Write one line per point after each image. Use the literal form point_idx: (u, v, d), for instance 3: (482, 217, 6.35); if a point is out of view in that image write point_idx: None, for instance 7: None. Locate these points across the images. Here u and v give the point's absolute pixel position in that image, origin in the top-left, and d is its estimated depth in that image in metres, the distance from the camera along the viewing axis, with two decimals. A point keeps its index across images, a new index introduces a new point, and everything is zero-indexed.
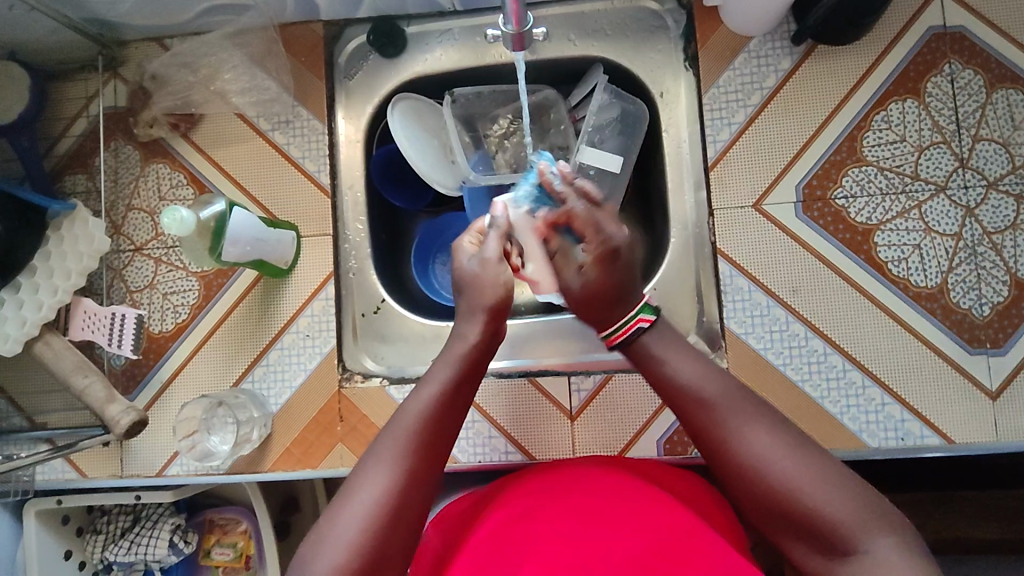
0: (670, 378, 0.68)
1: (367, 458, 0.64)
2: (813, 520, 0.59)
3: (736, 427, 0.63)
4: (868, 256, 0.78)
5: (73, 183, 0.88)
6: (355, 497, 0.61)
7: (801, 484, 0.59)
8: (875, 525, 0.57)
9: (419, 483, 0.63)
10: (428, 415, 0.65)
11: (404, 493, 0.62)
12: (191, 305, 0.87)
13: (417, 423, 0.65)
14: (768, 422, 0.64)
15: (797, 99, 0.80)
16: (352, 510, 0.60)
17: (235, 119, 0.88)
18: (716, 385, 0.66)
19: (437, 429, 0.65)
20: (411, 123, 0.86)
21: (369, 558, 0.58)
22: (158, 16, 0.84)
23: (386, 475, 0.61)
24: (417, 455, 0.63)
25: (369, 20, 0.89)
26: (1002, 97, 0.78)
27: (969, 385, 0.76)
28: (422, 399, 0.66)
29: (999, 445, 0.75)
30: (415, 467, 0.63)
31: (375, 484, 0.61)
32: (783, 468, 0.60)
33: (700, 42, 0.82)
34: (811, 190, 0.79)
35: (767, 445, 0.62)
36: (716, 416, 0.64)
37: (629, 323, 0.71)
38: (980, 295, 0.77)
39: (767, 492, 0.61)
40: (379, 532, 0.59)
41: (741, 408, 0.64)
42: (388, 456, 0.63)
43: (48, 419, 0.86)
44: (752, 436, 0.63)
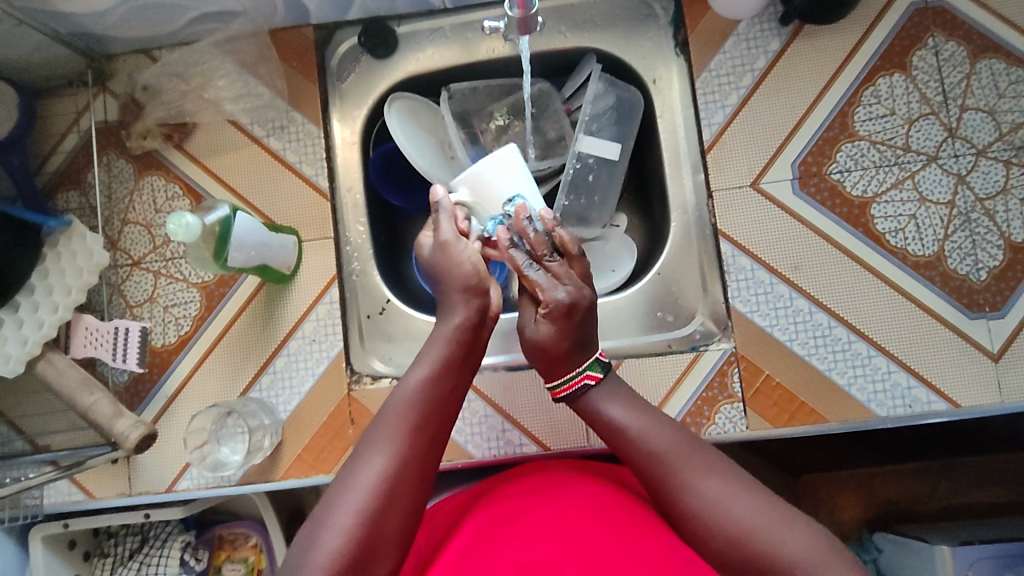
0: (618, 429, 0.66)
1: (363, 443, 0.63)
2: (766, 567, 0.55)
3: (683, 476, 0.61)
4: (866, 228, 0.80)
5: (65, 200, 0.87)
6: (352, 480, 0.60)
7: (753, 530, 0.56)
8: (833, 567, 0.54)
9: (416, 464, 0.62)
10: (421, 396, 0.65)
11: (403, 475, 0.61)
12: (193, 316, 0.86)
13: (411, 405, 0.65)
14: (721, 469, 0.61)
15: (788, 79, 0.82)
16: (349, 494, 0.59)
17: (229, 127, 0.87)
18: (663, 437, 0.64)
19: (431, 410, 0.65)
20: (408, 121, 0.87)
21: (366, 541, 0.57)
22: (147, 27, 0.84)
23: (384, 456, 0.61)
24: (412, 437, 0.63)
25: (359, 22, 0.89)
26: (985, 67, 0.80)
27: (972, 349, 0.77)
28: (414, 381, 0.66)
29: (1005, 406, 0.76)
30: (411, 449, 0.62)
31: (373, 466, 0.60)
32: (733, 514, 0.58)
33: (690, 27, 0.84)
34: (807, 167, 0.81)
35: (716, 490, 0.59)
36: (664, 465, 0.62)
37: (573, 380, 0.70)
38: (976, 261, 0.78)
39: (718, 544, 0.58)
40: (377, 513, 0.58)
41: (694, 460, 0.62)
42: (383, 438, 0.62)
43: (51, 441, 0.84)
44: (705, 486, 0.60)
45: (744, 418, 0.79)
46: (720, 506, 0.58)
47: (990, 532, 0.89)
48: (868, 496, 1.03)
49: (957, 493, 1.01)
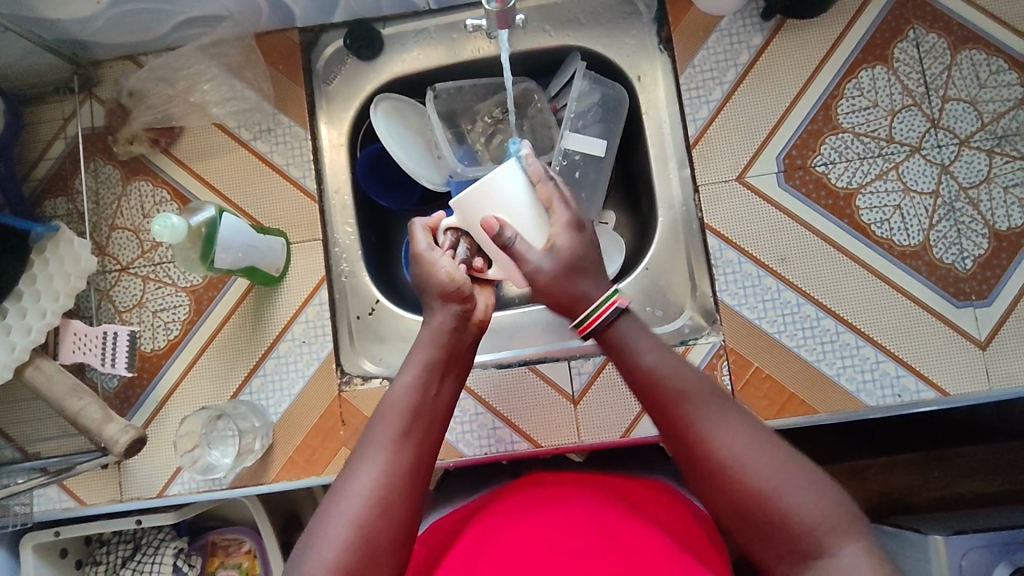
0: (640, 353, 0.63)
1: (355, 454, 0.62)
2: (784, 524, 0.55)
3: (707, 424, 0.59)
4: (851, 220, 0.80)
5: (53, 206, 0.87)
6: (345, 492, 0.59)
7: (773, 488, 0.56)
8: (848, 532, 0.54)
9: (410, 473, 0.61)
10: (411, 402, 0.63)
11: (397, 486, 0.59)
12: (182, 320, 0.85)
13: (402, 411, 0.63)
14: (744, 422, 0.59)
15: (771, 73, 0.82)
16: (342, 507, 0.58)
17: (216, 131, 0.87)
18: (686, 377, 0.62)
19: (422, 416, 0.63)
20: (394, 122, 0.87)
21: (364, 554, 0.56)
22: (132, 32, 0.84)
23: (376, 468, 0.60)
24: (405, 446, 0.61)
25: (345, 25, 0.90)
26: (966, 57, 0.81)
27: (958, 337, 0.77)
28: (402, 387, 0.64)
29: (993, 393, 0.77)
30: (404, 457, 0.61)
31: (365, 478, 0.59)
32: (754, 470, 0.56)
33: (673, 24, 0.84)
34: (791, 159, 0.81)
35: (739, 443, 0.58)
36: (690, 407, 0.60)
37: (603, 307, 0.64)
38: (962, 250, 0.79)
39: (735, 489, 0.57)
40: (372, 526, 0.57)
41: (716, 405, 0.60)
42: (374, 449, 0.61)
43: (41, 449, 0.84)
44: (725, 432, 0.58)
45: None
46: (741, 460, 0.57)
47: (984, 522, 0.89)
48: (862, 488, 1.04)
49: (950, 484, 1.01)
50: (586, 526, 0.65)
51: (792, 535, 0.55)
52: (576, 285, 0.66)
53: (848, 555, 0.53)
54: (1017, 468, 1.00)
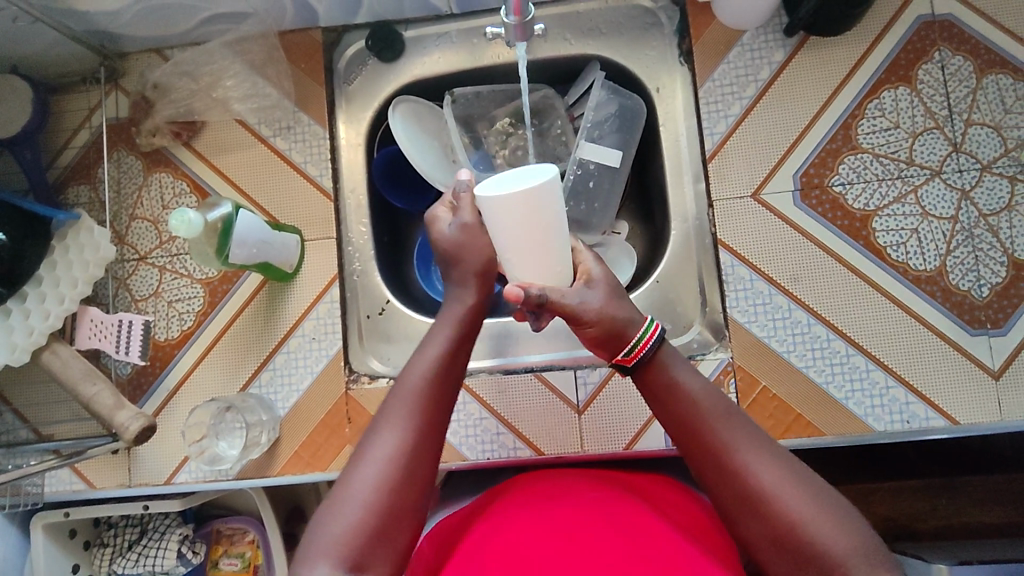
0: (678, 383, 0.64)
1: (377, 420, 0.62)
2: (812, 555, 0.54)
3: (733, 447, 0.60)
4: (867, 242, 0.79)
5: (76, 194, 0.89)
6: (370, 459, 0.60)
7: (798, 513, 0.55)
8: (876, 567, 0.53)
9: (429, 444, 0.61)
10: (434, 377, 0.64)
11: (417, 455, 0.60)
12: (196, 311, 0.87)
13: (425, 383, 0.63)
14: (781, 456, 0.59)
15: (792, 90, 0.82)
16: (367, 471, 0.59)
17: (237, 126, 0.89)
18: (718, 412, 0.62)
19: (443, 391, 0.64)
20: (411, 126, 0.88)
21: (386, 516, 0.57)
22: (158, 27, 0.86)
23: (401, 434, 0.60)
24: (427, 417, 0.62)
25: (367, 26, 0.91)
26: (992, 81, 0.80)
27: (971, 366, 0.76)
28: (426, 359, 0.65)
29: (1003, 424, 0.75)
30: (426, 427, 0.62)
31: (391, 440, 0.60)
32: (788, 500, 0.56)
33: (694, 37, 0.84)
34: (809, 178, 0.81)
35: (775, 475, 0.58)
36: (726, 438, 0.60)
37: (645, 338, 0.65)
38: (979, 276, 0.77)
39: (766, 525, 0.57)
40: (396, 494, 0.58)
41: (752, 436, 0.60)
42: (397, 414, 0.62)
43: (54, 431, 0.86)
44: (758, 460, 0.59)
45: None
46: (774, 491, 0.57)
47: (991, 553, 0.87)
48: (867, 512, 1.02)
49: (957, 512, 1.00)
50: (599, 521, 0.65)
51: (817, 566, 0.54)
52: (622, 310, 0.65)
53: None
54: None
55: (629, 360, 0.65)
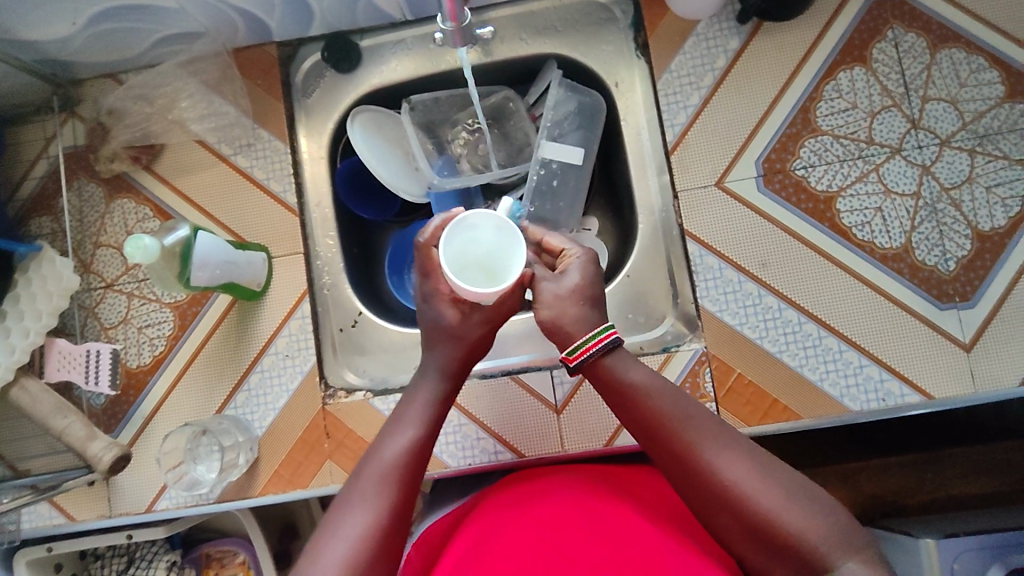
0: (627, 381, 0.64)
1: (342, 500, 0.60)
2: (786, 548, 0.54)
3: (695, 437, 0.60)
4: (832, 223, 0.79)
5: (39, 225, 0.89)
6: (334, 545, 0.57)
7: (774, 509, 0.55)
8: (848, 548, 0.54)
9: (396, 529, 0.59)
10: (403, 462, 0.62)
11: (382, 538, 0.58)
12: (167, 336, 0.86)
13: (396, 463, 0.62)
14: (742, 449, 0.59)
15: (748, 77, 0.82)
16: (333, 556, 0.56)
17: (197, 147, 0.88)
18: (681, 413, 0.61)
19: (414, 473, 0.62)
20: (372, 135, 0.87)
21: None
22: (109, 50, 0.85)
23: (368, 515, 0.58)
24: (396, 497, 0.60)
25: (322, 38, 0.90)
26: (946, 56, 0.80)
27: (942, 340, 0.76)
28: (396, 443, 0.63)
29: (978, 395, 0.76)
30: (396, 510, 0.60)
31: (360, 519, 0.58)
32: (754, 494, 0.56)
33: (649, 30, 0.84)
34: (771, 164, 0.81)
35: (740, 472, 0.57)
36: (688, 439, 0.60)
37: (600, 335, 0.65)
38: (945, 251, 0.78)
39: (736, 522, 0.57)
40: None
41: (718, 435, 0.60)
42: (364, 501, 0.59)
43: (30, 466, 0.85)
44: (726, 460, 0.58)
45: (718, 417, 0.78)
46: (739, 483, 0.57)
47: (977, 524, 0.88)
48: (855, 491, 1.03)
49: (945, 485, 1.00)
50: (576, 519, 0.65)
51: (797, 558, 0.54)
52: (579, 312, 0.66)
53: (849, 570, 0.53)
54: (1012, 469, 0.99)
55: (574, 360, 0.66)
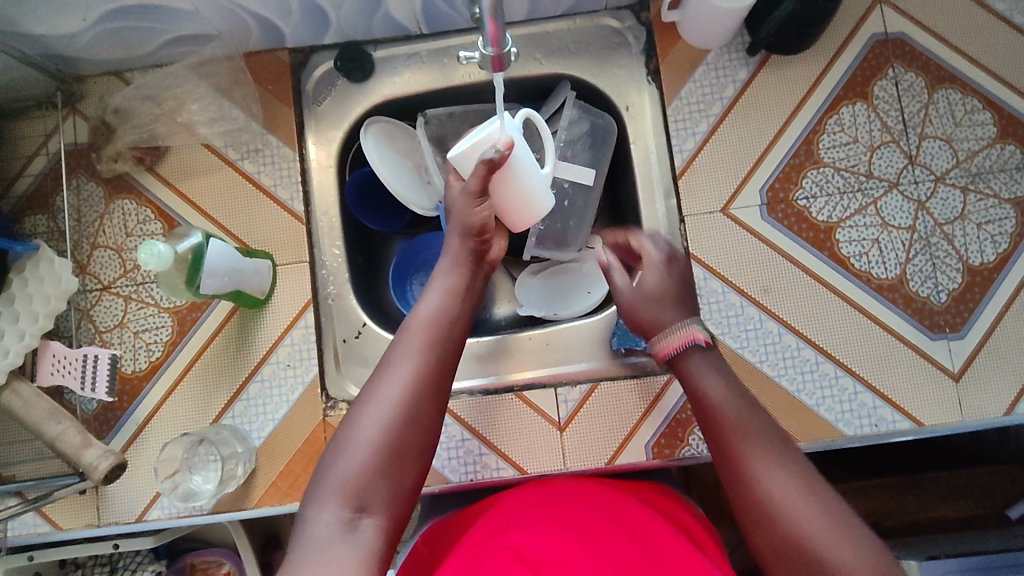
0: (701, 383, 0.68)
1: (384, 362, 0.64)
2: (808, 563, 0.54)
3: (697, 380, 0.68)
4: (832, 252, 0.81)
5: (33, 224, 0.86)
6: (374, 399, 0.61)
7: (820, 542, 0.54)
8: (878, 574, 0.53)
9: (434, 381, 0.63)
10: (438, 321, 0.67)
11: (421, 392, 0.62)
12: (165, 341, 0.85)
13: (430, 325, 0.66)
14: (792, 468, 0.59)
15: (756, 107, 0.84)
16: (373, 407, 0.60)
17: (204, 151, 0.87)
18: (740, 419, 0.63)
19: (445, 337, 0.66)
20: (383, 146, 0.87)
21: (392, 448, 0.59)
22: (117, 48, 0.84)
23: (407, 370, 0.62)
24: (432, 357, 0.64)
25: (336, 46, 0.90)
26: (942, 96, 0.83)
27: (933, 369, 0.79)
28: (428, 306, 0.68)
29: (964, 423, 0.79)
30: (434, 364, 0.64)
31: (401, 375, 0.62)
32: (794, 517, 0.56)
33: (661, 56, 0.86)
34: (774, 192, 0.83)
35: (785, 488, 0.58)
36: (737, 441, 0.62)
37: (681, 337, 0.70)
38: (937, 283, 0.81)
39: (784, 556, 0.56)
40: (402, 431, 0.60)
41: (758, 430, 0.63)
42: (401, 356, 0.64)
43: (16, 471, 0.82)
44: (765, 468, 0.59)
45: None
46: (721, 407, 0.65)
47: (955, 546, 0.91)
48: None
49: (924, 508, 1.04)
50: (603, 516, 0.66)
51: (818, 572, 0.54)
52: (663, 312, 0.74)
53: None
54: (988, 493, 1.03)
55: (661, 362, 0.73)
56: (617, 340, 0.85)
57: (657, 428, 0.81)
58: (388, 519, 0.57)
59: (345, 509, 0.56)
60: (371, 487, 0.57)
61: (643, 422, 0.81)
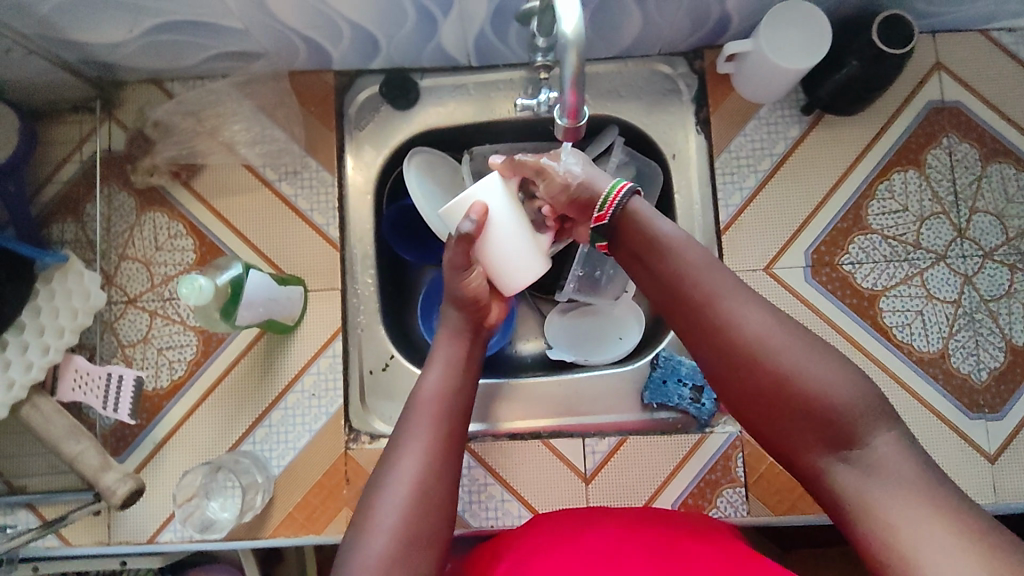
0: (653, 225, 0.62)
1: (391, 447, 0.63)
2: (808, 408, 0.52)
3: (732, 311, 0.56)
4: (874, 321, 0.80)
5: (60, 230, 0.84)
6: (388, 486, 0.59)
7: (796, 368, 0.53)
8: (870, 401, 0.52)
9: (446, 460, 0.62)
10: (442, 395, 0.65)
11: (434, 474, 0.60)
12: (188, 361, 0.83)
13: (438, 402, 0.64)
14: (757, 301, 0.57)
15: (806, 166, 0.83)
16: (387, 497, 0.58)
17: (242, 169, 0.85)
18: (701, 257, 0.59)
19: (453, 411, 0.65)
20: (426, 178, 0.86)
21: (412, 535, 0.57)
22: (162, 60, 0.82)
23: (420, 455, 0.61)
24: (441, 436, 0.62)
25: (382, 71, 0.88)
26: (996, 170, 0.82)
27: (968, 448, 0.78)
28: (430, 381, 0.66)
29: (998, 506, 0.77)
30: (443, 443, 0.62)
31: (412, 460, 0.60)
32: (775, 350, 0.54)
33: (712, 106, 0.85)
34: (820, 256, 0.82)
35: (758, 323, 0.55)
36: (702, 288, 0.58)
37: (613, 197, 0.63)
38: (979, 361, 0.79)
39: (782, 408, 0.54)
40: (419, 517, 0.58)
41: (724, 278, 0.58)
42: (410, 439, 0.62)
43: (27, 483, 0.80)
44: (739, 309, 0.56)
45: (745, 503, 0.79)
46: (764, 347, 0.55)
47: None
48: None
49: None
50: (666, 566, 0.58)
51: (823, 418, 0.52)
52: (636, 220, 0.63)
53: (883, 438, 0.51)
54: None
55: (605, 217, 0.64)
56: (649, 392, 0.84)
57: (683, 489, 0.80)
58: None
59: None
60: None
61: (669, 482, 0.80)
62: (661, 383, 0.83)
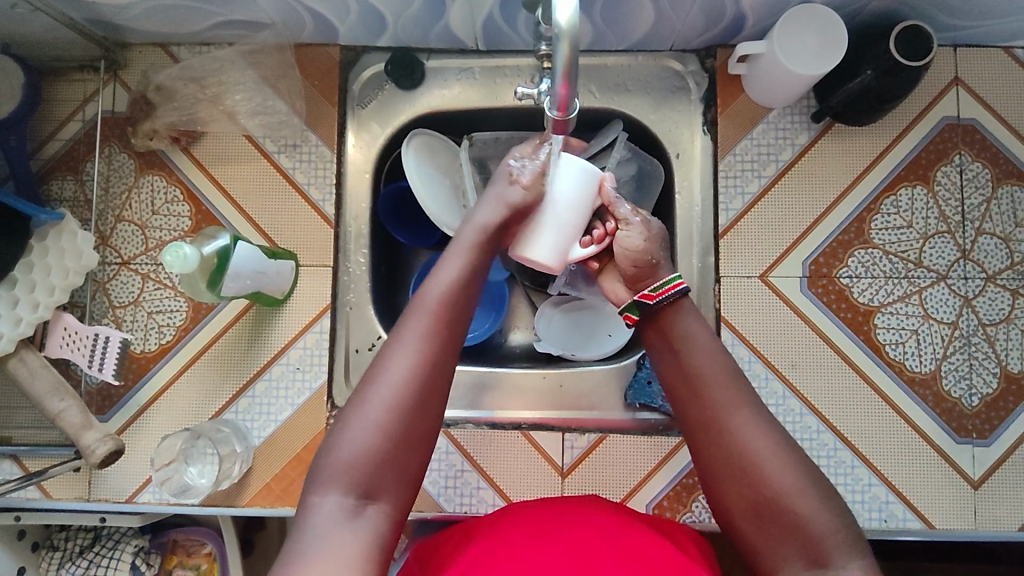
0: (683, 336, 0.67)
1: (392, 338, 0.63)
2: (790, 526, 0.57)
3: (733, 424, 0.62)
4: (867, 337, 0.79)
5: (60, 187, 0.85)
6: (380, 379, 0.60)
7: (788, 490, 0.58)
8: (843, 538, 0.57)
9: (440, 362, 0.62)
10: (450, 297, 0.64)
11: (424, 379, 0.61)
12: (177, 326, 0.83)
13: (439, 303, 0.64)
14: (767, 423, 0.62)
15: (811, 175, 0.81)
16: (379, 391, 0.60)
17: (242, 140, 0.85)
18: (725, 374, 0.64)
19: (457, 314, 0.64)
20: (424, 162, 0.85)
21: (395, 434, 0.59)
22: (167, 24, 0.81)
23: (414, 353, 0.61)
24: (435, 340, 0.63)
25: (389, 49, 0.87)
26: (1007, 193, 0.80)
27: (953, 473, 0.77)
28: (442, 280, 0.65)
29: (977, 533, 0.76)
30: (440, 345, 0.63)
31: (405, 359, 0.61)
32: (772, 470, 0.59)
33: (721, 107, 0.83)
34: (817, 267, 0.80)
35: (761, 444, 0.60)
36: (719, 403, 0.63)
37: (668, 284, 0.68)
38: (971, 385, 0.78)
39: (763, 521, 0.59)
40: (404, 418, 0.60)
41: (738, 398, 0.63)
42: (410, 335, 0.62)
43: (12, 434, 0.82)
44: (747, 429, 0.61)
45: None
46: (762, 460, 0.60)
47: None
48: None
49: None
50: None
51: (799, 538, 0.57)
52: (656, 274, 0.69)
53: (849, 570, 0.55)
54: None
55: (652, 297, 0.68)
56: (632, 393, 0.83)
57: (658, 492, 0.79)
58: (393, 505, 0.59)
59: (348, 497, 0.57)
60: (376, 473, 0.58)
61: (645, 483, 0.80)
62: (645, 383, 0.83)
